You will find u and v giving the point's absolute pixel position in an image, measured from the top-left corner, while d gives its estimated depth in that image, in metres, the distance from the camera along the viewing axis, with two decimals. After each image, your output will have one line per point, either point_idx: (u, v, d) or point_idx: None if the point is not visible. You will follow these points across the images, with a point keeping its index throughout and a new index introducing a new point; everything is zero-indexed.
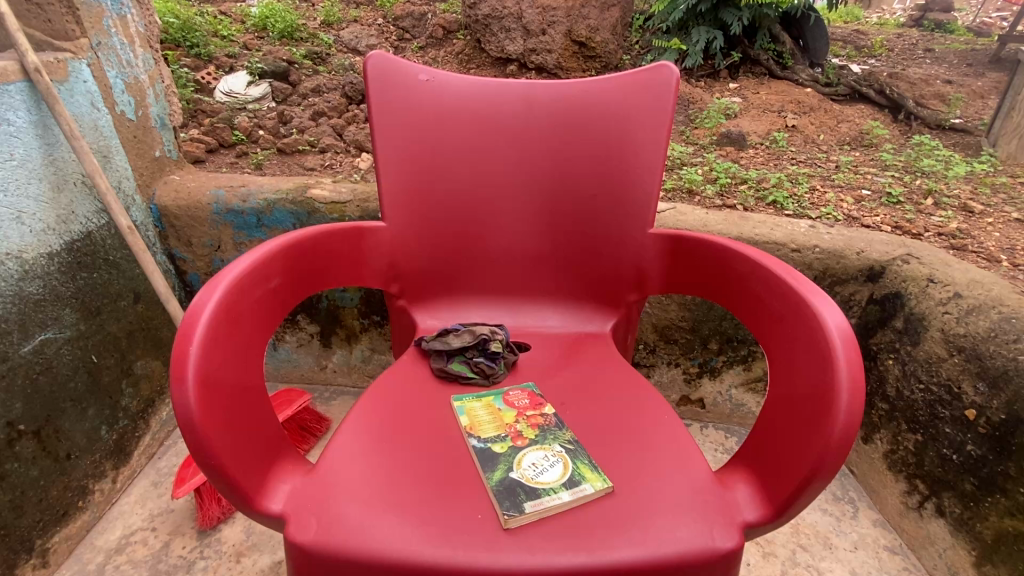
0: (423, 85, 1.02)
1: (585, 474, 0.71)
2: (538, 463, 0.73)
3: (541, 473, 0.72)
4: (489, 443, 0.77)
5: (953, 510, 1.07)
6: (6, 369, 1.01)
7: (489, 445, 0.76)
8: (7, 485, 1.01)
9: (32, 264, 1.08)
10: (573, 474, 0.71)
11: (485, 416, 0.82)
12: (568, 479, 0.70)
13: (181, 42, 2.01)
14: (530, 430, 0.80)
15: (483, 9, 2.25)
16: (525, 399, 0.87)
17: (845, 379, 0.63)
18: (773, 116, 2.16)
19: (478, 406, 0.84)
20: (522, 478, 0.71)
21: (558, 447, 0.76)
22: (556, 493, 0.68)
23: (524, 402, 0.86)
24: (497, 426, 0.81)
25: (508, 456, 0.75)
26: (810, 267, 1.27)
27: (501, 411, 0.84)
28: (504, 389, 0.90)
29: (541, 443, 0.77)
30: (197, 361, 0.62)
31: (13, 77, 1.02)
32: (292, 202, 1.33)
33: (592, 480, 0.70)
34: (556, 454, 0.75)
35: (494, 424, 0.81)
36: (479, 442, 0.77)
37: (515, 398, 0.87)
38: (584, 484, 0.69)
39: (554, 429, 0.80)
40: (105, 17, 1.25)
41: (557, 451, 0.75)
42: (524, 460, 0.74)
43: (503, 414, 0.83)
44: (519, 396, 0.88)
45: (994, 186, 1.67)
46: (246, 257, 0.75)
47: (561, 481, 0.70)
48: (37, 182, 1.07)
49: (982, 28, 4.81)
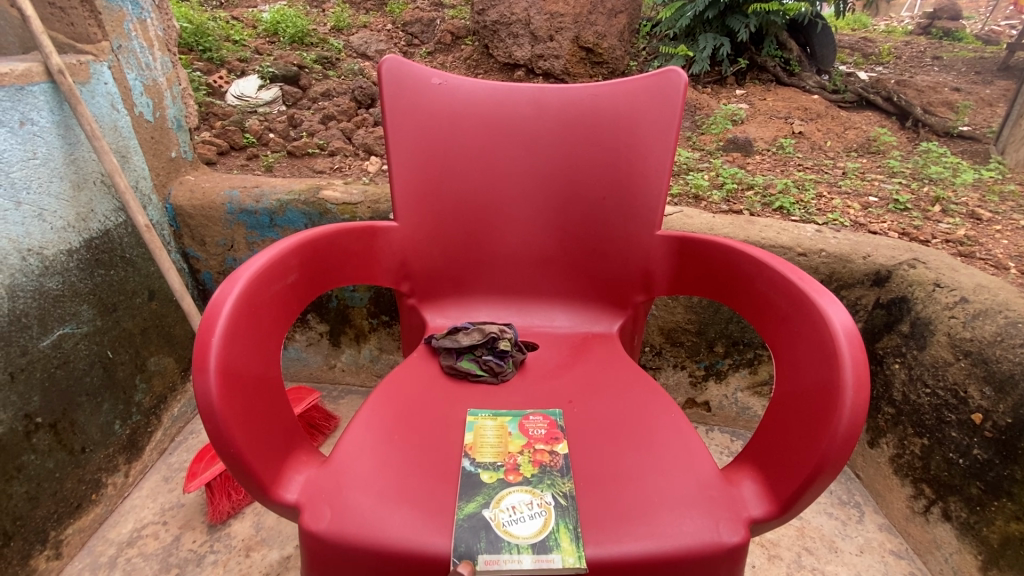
0: (435, 88, 1.04)
1: (556, 543, 0.64)
2: (518, 509, 0.68)
3: (516, 522, 0.67)
4: (478, 466, 0.73)
5: (959, 514, 1.07)
6: (24, 363, 1.04)
7: (476, 469, 0.73)
8: (23, 476, 1.03)
9: (52, 261, 1.10)
10: (548, 537, 0.64)
11: (490, 436, 0.79)
12: (536, 545, 0.64)
13: (194, 46, 2.04)
14: (530, 467, 0.74)
15: (492, 16, 2.28)
16: (544, 428, 0.81)
17: (850, 376, 0.64)
18: (780, 123, 2.18)
19: (486, 426, 0.81)
20: (494, 520, 0.67)
21: (549, 497, 0.69)
22: (518, 554, 0.63)
23: (537, 432, 0.80)
24: (495, 452, 0.76)
25: (489, 489, 0.70)
26: (816, 271, 1.28)
27: (511, 437, 0.79)
28: (525, 412, 0.85)
29: (532, 486, 0.71)
30: (219, 351, 0.64)
31: (37, 79, 1.05)
32: (305, 203, 1.35)
33: (565, 555, 0.62)
34: (543, 506, 0.68)
35: (492, 448, 0.77)
36: (470, 464, 0.73)
37: (529, 426, 0.82)
38: (552, 555, 0.63)
39: (550, 474, 0.73)
40: (126, 21, 1.29)
41: (546, 502, 0.69)
42: (505, 500, 0.69)
43: (510, 440, 0.79)
44: (537, 424, 0.82)
45: (1002, 193, 1.68)
46: (265, 253, 0.77)
47: (528, 546, 0.64)
48: (58, 180, 1.10)
49: (990, 37, 4.80)
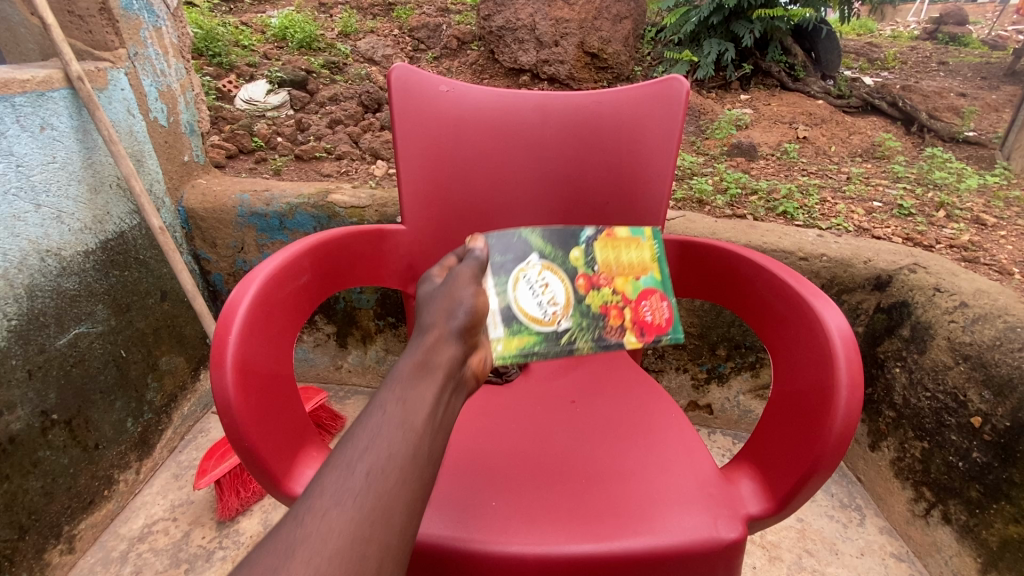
0: (443, 96, 1.06)
1: (514, 333, 0.74)
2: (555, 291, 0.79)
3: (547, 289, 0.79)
4: (584, 248, 0.83)
5: (959, 516, 1.08)
6: (41, 361, 1.07)
7: (582, 244, 0.83)
8: (39, 471, 1.06)
9: (70, 261, 1.13)
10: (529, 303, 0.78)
11: (630, 254, 0.85)
12: (508, 309, 0.76)
13: (204, 51, 2.07)
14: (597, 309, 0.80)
15: (498, 21, 2.31)
16: (657, 321, 0.82)
17: (844, 375, 0.66)
18: (784, 128, 2.19)
19: (645, 252, 0.86)
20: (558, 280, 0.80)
21: (558, 325, 0.77)
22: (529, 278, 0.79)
23: (652, 317, 0.81)
24: (608, 262, 0.84)
25: (561, 262, 0.81)
26: (817, 276, 1.30)
27: (635, 281, 0.83)
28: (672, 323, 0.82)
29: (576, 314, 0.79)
30: (235, 349, 0.67)
31: (57, 85, 1.09)
32: (314, 206, 1.38)
33: (506, 348, 0.73)
34: (550, 317, 0.78)
35: (617, 262, 0.84)
36: (585, 244, 0.83)
37: (652, 299, 0.83)
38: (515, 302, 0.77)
39: (589, 321, 0.79)
40: (143, 28, 1.33)
41: (553, 322, 0.77)
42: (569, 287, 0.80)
43: (628, 279, 0.83)
44: (662, 309, 0.82)
45: (1007, 199, 1.68)
46: (279, 254, 0.80)
47: (507, 302, 0.76)
48: (76, 183, 1.13)
49: (997, 41, 4.79)
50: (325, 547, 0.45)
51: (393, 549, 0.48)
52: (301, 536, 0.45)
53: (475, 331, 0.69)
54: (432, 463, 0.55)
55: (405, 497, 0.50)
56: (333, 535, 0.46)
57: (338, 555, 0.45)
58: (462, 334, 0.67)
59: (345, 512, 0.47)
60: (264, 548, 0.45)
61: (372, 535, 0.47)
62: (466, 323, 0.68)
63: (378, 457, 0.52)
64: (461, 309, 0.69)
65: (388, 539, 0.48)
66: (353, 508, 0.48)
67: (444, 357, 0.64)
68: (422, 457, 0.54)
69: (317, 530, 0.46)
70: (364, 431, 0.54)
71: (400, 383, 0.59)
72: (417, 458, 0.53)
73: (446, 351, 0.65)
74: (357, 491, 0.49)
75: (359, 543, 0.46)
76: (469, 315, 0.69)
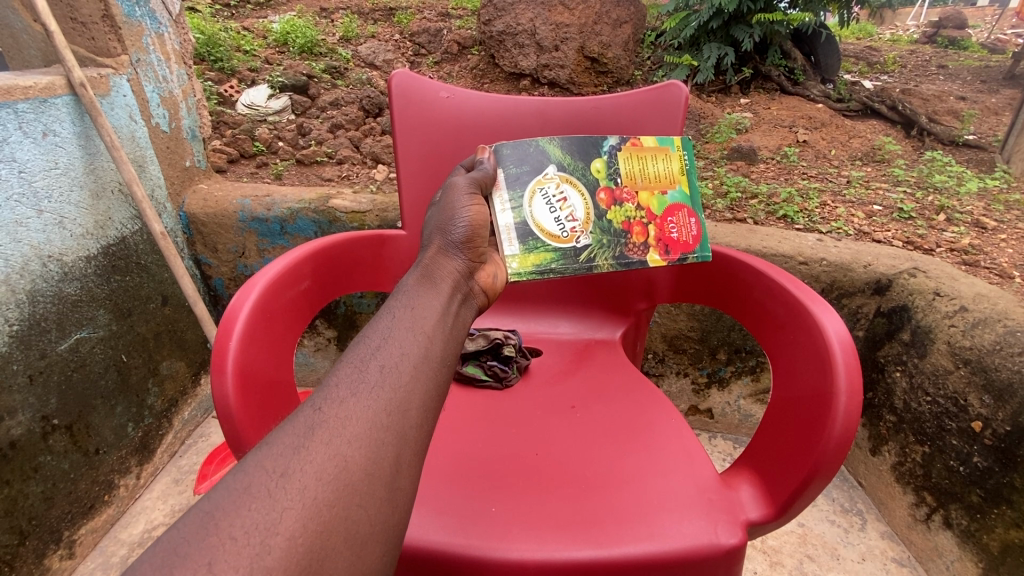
0: (443, 102, 1.06)
1: (530, 250, 0.84)
2: (569, 207, 0.87)
3: (564, 203, 0.87)
4: (606, 160, 0.90)
5: (960, 521, 1.08)
6: (42, 366, 1.07)
7: (603, 156, 0.89)
8: (39, 477, 1.06)
9: (71, 266, 1.14)
10: (550, 219, 0.86)
11: (656, 167, 0.91)
12: (527, 226, 0.85)
13: (206, 56, 2.08)
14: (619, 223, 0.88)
15: (498, 26, 2.32)
16: (685, 238, 0.89)
17: (844, 382, 0.67)
18: (784, 132, 2.20)
19: (673, 164, 0.91)
20: (575, 193, 0.88)
21: (577, 242, 0.86)
22: (548, 187, 0.87)
23: (679, 234, 0.89)
24: (633, 174, 0.90)
25: (580, 176, 0.88)
26: (817, 280, 1.30)
27: (660, 197, 0.90)
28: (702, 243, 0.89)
29: (595, 231, 0.87)
30: (236, 354, 0.67)
31: (59, 91, 1.10)
32: (315, 211, 1.38)
33: (522, 264, 0.84)
34: (569, 233, 0.86)
35: (641, 174, 0.90)
36: (606, 156, 0.89)
37: (680, 215, 0.89)
38: (533, 219, 0.86)
39: (610, 237, 0.87)
40: (144, 35, 1.35)
41: (572, 240, 0.86)
42: (584, 203, 0.88)
43: (653, 194, 0.90)
44: (690, 227, 0.89)
45: (1007, 203, 1.69)
46: (280, 260, 0.80)
47: (527, 218, 0.86)
48: (78, 189, 1.14)
49: (996, 45, 4.80)
50: (344, 432, 0.47)
51: (407, 444, 0.50)
52: (321, 420, 0.47)
53: (473, 246, 0.78)
54: (441, 367, 0.58)
55: (418, 391, 0.53)
56: (351, 421, 0.48)
57: (357, 438, 0.47)
58: (459, 249, 0.77)
59: (361, 400, 0.50)
60: (285, 431, 0.47)
61: (390, 423, 0.50)
62: (461, 238, 0.78)
63: (389, 355, 0.55)
64: (457, 224, 0.78)
65: (404, 430, 0.50)
66: (369, 396, 0.50)
67: (446, 268, 0.73)
68: (430, 358, 0.57)
69: (335, 414, 0.48)
70: (375, 334, 0.57)
71: (410, 290, 0.66)
72: (425, 359, 0.57)
73: (447, 263, 0.74)
74: (372, 382, 0.52)
75: (376, 430, 0.48)
76: (464, 231, 0.78)
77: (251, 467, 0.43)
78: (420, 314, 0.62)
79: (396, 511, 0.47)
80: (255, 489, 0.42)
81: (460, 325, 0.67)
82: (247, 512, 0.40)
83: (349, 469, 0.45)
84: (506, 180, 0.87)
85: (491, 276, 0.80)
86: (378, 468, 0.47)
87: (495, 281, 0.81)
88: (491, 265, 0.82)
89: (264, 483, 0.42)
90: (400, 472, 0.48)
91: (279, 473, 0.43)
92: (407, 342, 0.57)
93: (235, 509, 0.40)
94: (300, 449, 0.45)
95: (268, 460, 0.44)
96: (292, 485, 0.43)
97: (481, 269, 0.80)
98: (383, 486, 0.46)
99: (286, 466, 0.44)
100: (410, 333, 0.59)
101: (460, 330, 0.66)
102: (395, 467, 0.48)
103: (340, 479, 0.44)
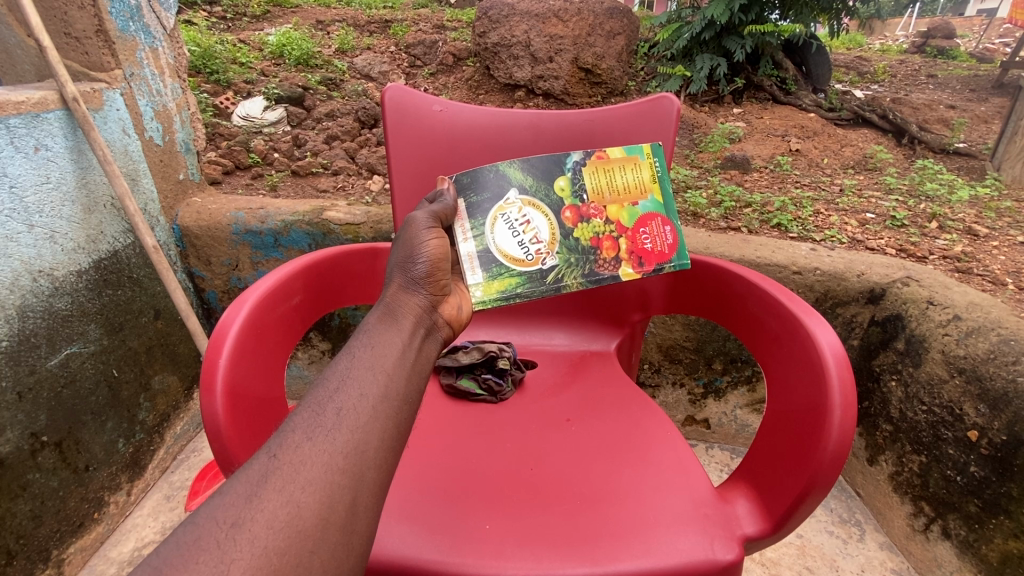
0: (436, 115, 1.07)
1: (494, 277, 0.86)
2: (532, 231, 0.89)
3: (527, 227, 0.89)
4: (571, 177, 0.90)
5: (958, 532, 1.07)
6: (31, 383, 1.06)
7: (568, 173, 0.90)
8: (29, 495, 1.04)
9: (62, 281, 1.13)
10: (511, 247, 0.88)
11: (625, 177, 0.90)
12: (490, 253, 0.87)
13: (201, 68, 2.07)
14: (589, 241, 0.89)
15: (492, 38, 2.34)
16: (659, 248, 0.89)
17: (837, 397, 0.67)
18: (777, 141, 2.21)
19: (644, 172, 0.90)
20: (539, 215, 0.89)
21: (543, 264, 0.88)
22: (509, 214, 0.88)
23: (653, 244, 0.89)
24: (600, 189, 0.90)
25: (543, 197, 0.89)
26: (811, 289, 1.30)
27: (631, 209, 0.90)
28: (675, 244, 0.89)
29: (562, 253, 0.88)
30: (226, 373, 0.67)
31: (52, 106, 1.09)
32: (309, 224, 1.38)
33: (487, 291, 0.85)
34: (534, 255, 0.88)
35: (609, 187, 0.90)
36: (571, 172, 0.90)
37: (653, 225, 0.89)
38: (495, 250, 0.87)
39: (579, 256, 0.88)
40: (139, 49, 1.35)
41: (537, 261, 0.88)
42: (546, 225, 0.89)
43: (623, 207, 0.90)
44: (664, 236, 0.89)
45: (999, 210, 1.70)
46: (271, 276, 0.80)
47: (490, 245, 0.87)
48: (70, 204, 1.14)
49: (984, 55, 4.83)
50: (297, 478, 0.46)
51: (364, 484, 0.49)
52: (274, 467, 0.47)
53: (435, 280, 0.76)
54: (403, 404, 0.57)
55: (376, 430, 0.53)
56: (306, 466, 0.47)
57: (311, 483, 0.47)
58: (421, 284, 0.74)
59: (316, 445, 0.49)
60: (238, 479, 0.46)
61: (346, 466, 0.49)
62: (423, 274, 0.75)
63: (348, 395, 0.54)
64: (418, 260, 0.76)
65: (362, 471, 0.50)
66: (325, 440, 0.50)
67: (409, 305, 0.71)
68: (390, 396, 0.57)
69: (289, 460, 0.47)
70: (334, 375, 0.56)
71: (371, 329, 0.65)
72: (385, 398, 0.56)
73: (408, 299, 0.72)
74: (328, 426, 0.51)
75: (330, 474, 0.48)
76: (425, 267, 0.75)
77: (203, 518, 0.42)
78: (381, 351, 0.61)
79: (351, 553, 0.46)
80: (204, 541, 0.41)
81: (424, 359, 0.66)
82: (195, 566, 0.40)
83: (302, 515, 0.45)
84: (468, 209, 0.88)
85: (455, 307, 0.80)
86: (332, 512, 0.46)
87: (460, 312, 0.80)
88: (455, 296, 0.82)
89: (214, 534, 0.41)
90: (357, 513, 0.48)
91: (230, 523, 0.42)
92: (367, 381, 0.56)
93: (183, 563, 0.40)
94: (252, 499, 0.44)
95: (220, 510, 0.43)
96: (242, 536, 0.42)
97: (445, 302, 0.78)
98: (337, 529, 0.46)
99: (238, 516, 0.43)
100: (370, 371, 0.58)
101: (423, 367, 0.65)
102: (352, 509, 0.48)
103: (293, 527, 0.44)
